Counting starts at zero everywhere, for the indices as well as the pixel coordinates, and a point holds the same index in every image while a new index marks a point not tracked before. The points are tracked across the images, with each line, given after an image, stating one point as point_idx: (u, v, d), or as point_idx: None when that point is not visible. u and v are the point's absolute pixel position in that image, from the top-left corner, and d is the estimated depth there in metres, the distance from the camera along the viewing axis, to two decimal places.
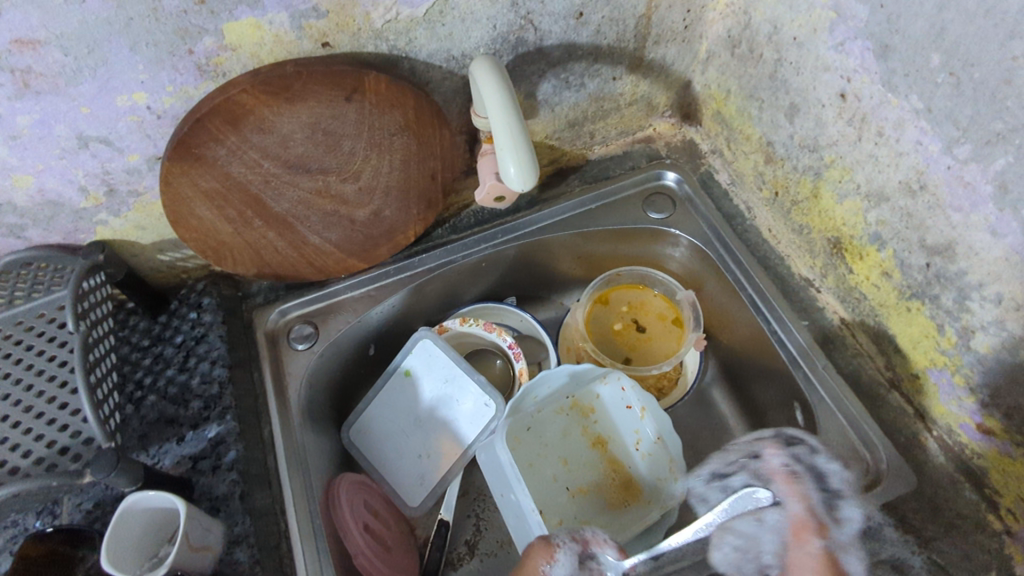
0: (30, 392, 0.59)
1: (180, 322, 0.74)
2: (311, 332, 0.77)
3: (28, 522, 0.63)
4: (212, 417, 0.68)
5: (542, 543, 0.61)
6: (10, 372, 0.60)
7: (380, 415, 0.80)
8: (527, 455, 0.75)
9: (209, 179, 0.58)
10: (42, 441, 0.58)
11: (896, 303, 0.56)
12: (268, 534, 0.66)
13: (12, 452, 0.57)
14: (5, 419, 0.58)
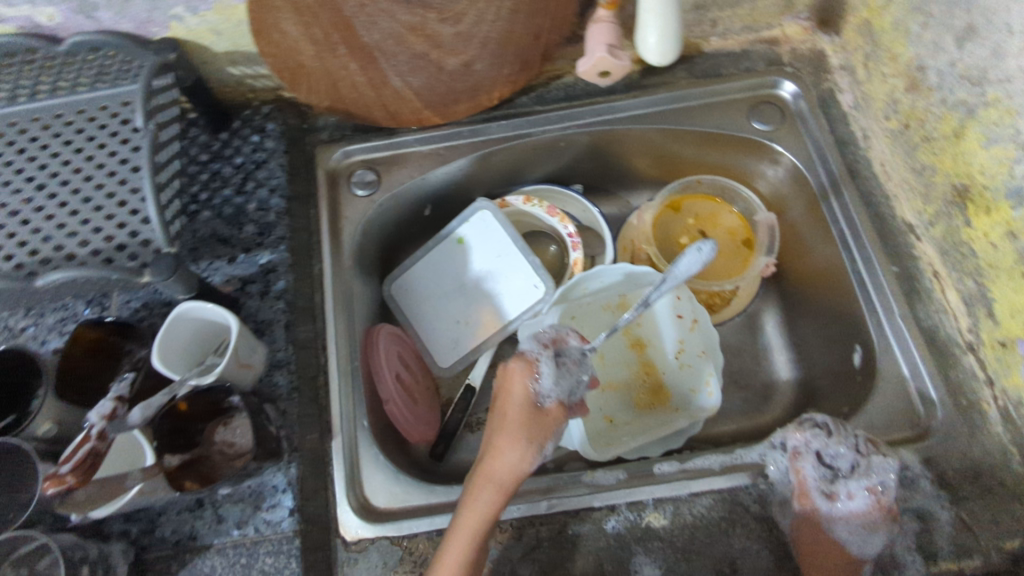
0: (90, 183, 0.56)
1: (241, 143, 0.71)
2: (373, 180, 0.75)
3: (76, 309, 0.61)
4: (266, 244, 0.66)
5: (520, 360, 0.56)
6: (73, 160, 0.57)
7: (425, 277, 0.79)
8: None
9: None
10: (99, 235, 0.54)
11: (1010, 266, 0.52)
12: (307, 366, 0.65)
13: (69, 241, 0.54)
14: (64, 206, 0.55)
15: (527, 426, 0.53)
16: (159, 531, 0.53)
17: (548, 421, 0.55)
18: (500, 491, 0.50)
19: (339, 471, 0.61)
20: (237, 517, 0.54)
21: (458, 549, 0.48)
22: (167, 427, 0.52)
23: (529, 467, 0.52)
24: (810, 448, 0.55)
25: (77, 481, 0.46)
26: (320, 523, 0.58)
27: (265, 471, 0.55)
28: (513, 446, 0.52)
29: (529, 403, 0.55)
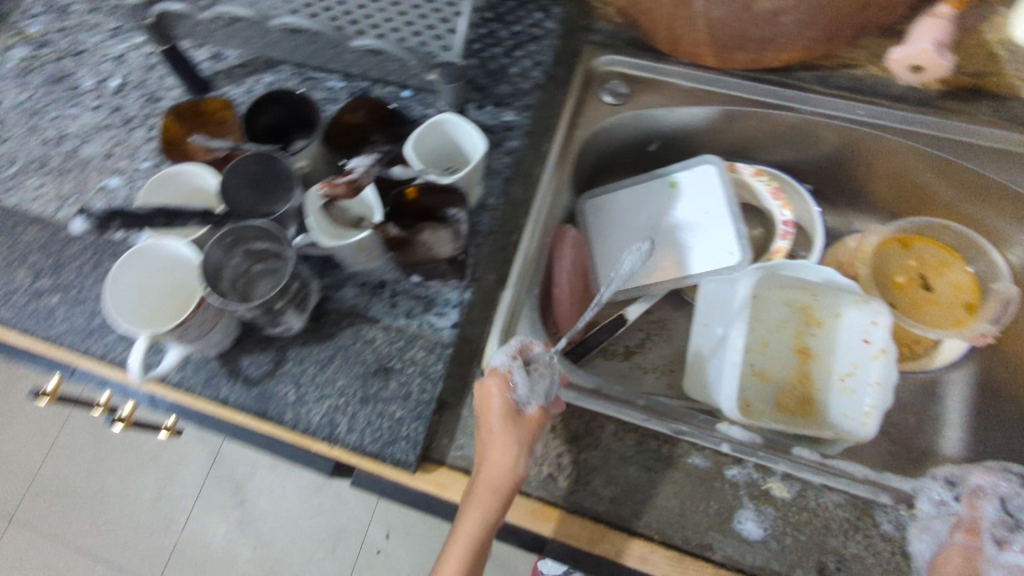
0: None
1: (524, 15, 0.76)
2: (623, 93, 0.77)
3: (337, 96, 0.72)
4: (514, 106, 0.72)
5: (494, 376, 0.54)
6: None
7: (626, 205, 0.82)
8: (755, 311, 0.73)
9: None
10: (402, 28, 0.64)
11: None
12: (508, 222, 0.71)
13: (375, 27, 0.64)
14: None
15: (508, 440, 0.52)
16: (345, 288, 0.65)
17: (530, 424, 0.53)
18: (489, 510, 0.51)
19: (499, 316, 0.67)
20: (409, 307, 0.64)
21: (460, 551, 0.52)
22: (392, 200, 0.62)
23: (519, 478, 0.52)
24: (994, 493, 0.57)
25: (343, 195, 0.58)
26: (473, 343, 0.65)
27: (445, 283, 0.65)
28: (495, 465, 0.51)
29: (510, 410, 0.53)
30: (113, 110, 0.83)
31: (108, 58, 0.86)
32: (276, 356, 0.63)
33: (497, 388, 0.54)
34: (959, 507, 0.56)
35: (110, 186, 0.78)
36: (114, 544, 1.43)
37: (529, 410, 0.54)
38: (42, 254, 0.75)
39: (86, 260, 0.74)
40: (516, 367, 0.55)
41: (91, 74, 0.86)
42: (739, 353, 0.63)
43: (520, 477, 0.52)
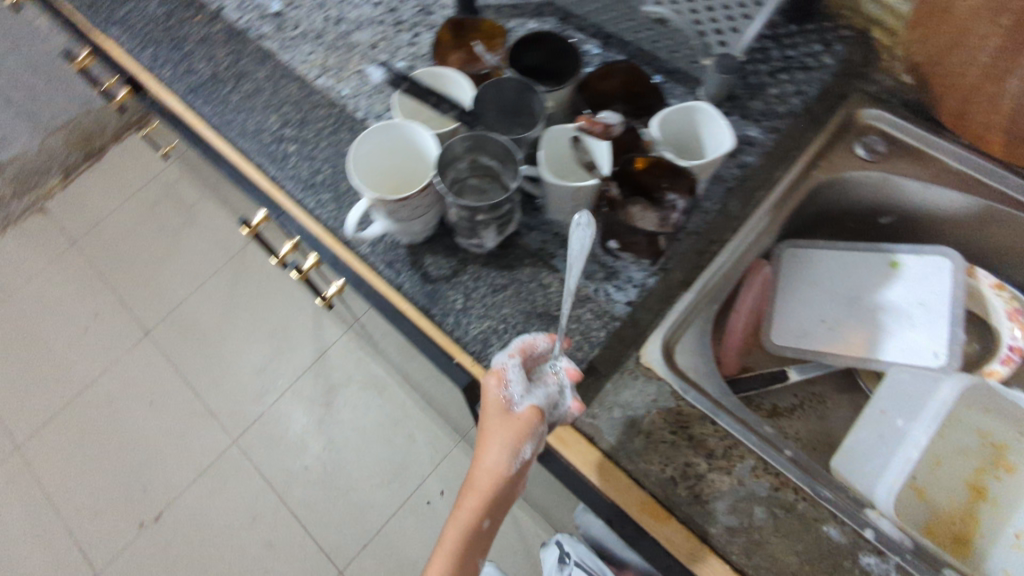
0: None
1: (803, 43, 0.71)
2: (879, 151, 0.71)
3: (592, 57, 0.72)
4: (762, 123, 0.69)
5: (489, 373, 0.54)
6: None
7: (831, 267, 0.77)
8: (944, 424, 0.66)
9: None
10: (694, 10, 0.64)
11: None
12: (715, 230, 0.68)
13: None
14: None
15: (498, 430, 0.52)
16: (538, 231, 0.67)
17: (519, 424, 0.52)
18: (478, 490, 0.52)
19: (672, 315, 0.66)
20: (590, 271, 0.64)
21: (454, 531, 0.52)
22: (621, 165, 0.61)
23: (509, 470, 0.51)
24: None
25: (598, 136, 0.60)
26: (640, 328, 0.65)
27: (633, 263, 0.64)
28: (485, 451, 0.52)
29: (501, 410, 0.53)
30: (389, 10, 0.90)
31: None
32: (456, 264, 0.66)
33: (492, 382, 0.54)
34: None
35: (366, 73, 0.85)
36: (212, 391, 1.53)
37: (520, 411, 0.53)
38: (293, 109, 0.84)
39: (326, 126, 0.82)
40: (515, 364, 0.54)
41: None
42: (916, 452, 0.60)
43: (508, 475, 0.52)
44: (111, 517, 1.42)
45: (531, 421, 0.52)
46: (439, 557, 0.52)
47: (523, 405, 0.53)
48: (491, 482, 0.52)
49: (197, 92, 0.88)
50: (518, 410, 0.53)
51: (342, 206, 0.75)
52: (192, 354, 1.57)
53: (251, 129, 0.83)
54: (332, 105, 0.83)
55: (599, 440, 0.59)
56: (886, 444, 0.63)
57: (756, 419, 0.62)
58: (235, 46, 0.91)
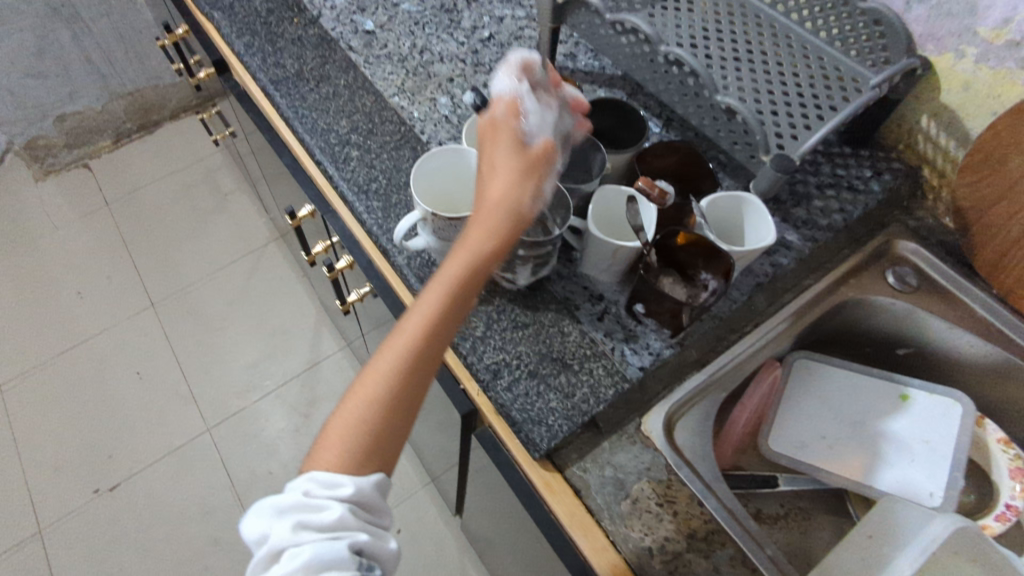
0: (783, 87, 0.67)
1: (855, 166, 0.76)
2: (909, 285, 0.73)
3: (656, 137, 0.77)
4: (802, 230, 0.71)
5: (501, 100, 0.56)
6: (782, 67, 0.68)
7: (842, 385, 0.76)
8: None
9: None
10: (762, 108, 0.66)
11: None
12: (736, 320, 0.69)
13: (742, 94, 0.67)
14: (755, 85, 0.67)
15: (510, 164, 0.52)
16: (568, 281, 0.69)
17: (538, 155, 0.52)
18: (480, 238, 0.50)
19: (681, 392, 0.65)
20: (611, 329, 0.65)
21: (439, 290, 0.49)
22: (664, 236, 0.63)
23: (525, 200, 0.51)
24: None
25: (654, 201, 0.62)
26: (647, 395, 0.65)
27: (654, 330, 0.65)
28: (493, 183, 0.52)
29: (503, 162, 0.52)
30: (472, 51, 0.95)
31: (489, 14, 1.00)
32: (486, 294, 0.68)
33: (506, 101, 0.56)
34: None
35: (439, 102, 0.90)
36: (201, 373, 1.52)
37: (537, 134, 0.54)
38: (364, 120, 0.88)
39: (391, 141, 0.86)
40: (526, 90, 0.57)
41: (470, 17, 1.00)
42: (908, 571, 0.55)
43: (523, 215, 0.51)
44: (66, 475, 1.39)
45: (547, 154, 0.53)
46: (414, 328, 0.48)
47: (537, 130, 0.55)
48: (487, 235, 0.50)
49: (279, 84, 0.93)
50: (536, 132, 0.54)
51: (389, 216, 0.78)
52: (194, 331, 1.58)
53: (320, 129, 0.87)
54: (402, 123, 0.88)
55: (586, 495, 0.59)
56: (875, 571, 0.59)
57: (745, 513, 0.61)
58: (323, 52, 0.97)
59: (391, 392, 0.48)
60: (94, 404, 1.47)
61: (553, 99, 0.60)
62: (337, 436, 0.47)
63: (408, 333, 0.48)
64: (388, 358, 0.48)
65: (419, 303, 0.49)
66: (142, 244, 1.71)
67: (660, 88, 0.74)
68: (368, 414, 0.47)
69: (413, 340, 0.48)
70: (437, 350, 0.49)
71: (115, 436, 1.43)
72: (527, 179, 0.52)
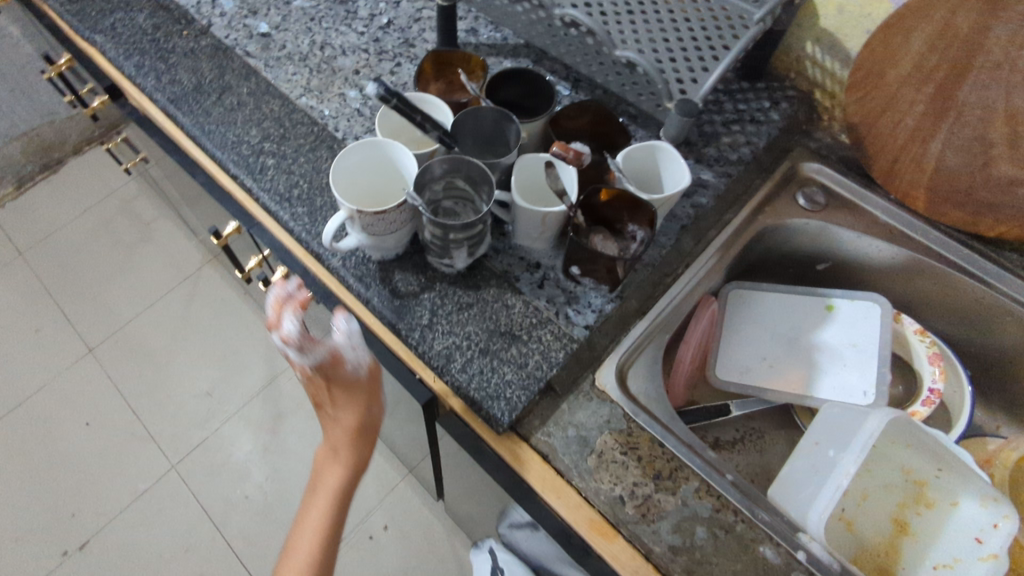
0: (674, 34, 0.69)
1: (753, 98, 0.80)
2: (819, 203, 0.78)
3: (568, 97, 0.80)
4: (714, 169, 0.75)
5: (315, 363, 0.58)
6: (672, 15, 0.70)
7: (774, 309, 0.80)
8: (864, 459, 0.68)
9: (934, 28, 0.65)
10: (660, 58, 0.69)
11: None
12: (668, 264, 0.72)
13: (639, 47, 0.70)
14: (649, 35, 0.70)
15: (350, 400, 0.62)
16: (503, 254, 0.69)
17: (367, 388, 0.63)
18: (340, 465, 0.63)
19: (628, 341, 0.67)
20: (551, 294, 0.67)
21: (320, 508, 0.62)
22: (587, 197, 0.65)
23: (374, 427, 0.64)
24: None
25: (571, 162, 0.63)
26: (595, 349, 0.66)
27: (593, 288, 0.67)
28: (343, 415, 0.63)
29: (340, 407, 0.62)
30: (373, 40, 0.95)
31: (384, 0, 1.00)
32: (426, 281, 0.68)
33: (322, 356, 0.58)
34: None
35: (348, 96, 0.89)
36: (156, 411, 1.48)
37: (342, 356, 0.60)
38: (274, 126, 0.86)
39: (305, 142, 0.84)
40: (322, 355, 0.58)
41: (366, 7, 0.99)
42: (847, 479, 0.60)
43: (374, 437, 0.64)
44: (31, 541, 1.33)
45: (375, 380, 0.63)
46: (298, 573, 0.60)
47: (354, 355, 0.61)
48: (349, 465, 0.63)
49: (179, 102, 0.89)
50: (362, 359, 0.61)
51: (316, 220, 0.77)
52: (140, 370, 1.53)
53: (231, 142, 0.85)
54: (313, 123, 0.86)
55: (552, 458, 0.59)
56: (813, 471, 0.64)
57: (703, 445, 0.62)
58: (220, 61, 0.93)
59: None
60: (46, 464, 1.41)
61: (310, 345, 0.57)
62: None
63: (306, 555, 0.60)
64: None
65: (307, 529, 0.62)
66: (66, 290, 1.63)
67: (562, 51, 0.76)
68: None
69: (313, 553, 0.60)
70: (335, 545, 0.63)
71: (76, 492, 1.38)
72: (366, 416, 0.63)
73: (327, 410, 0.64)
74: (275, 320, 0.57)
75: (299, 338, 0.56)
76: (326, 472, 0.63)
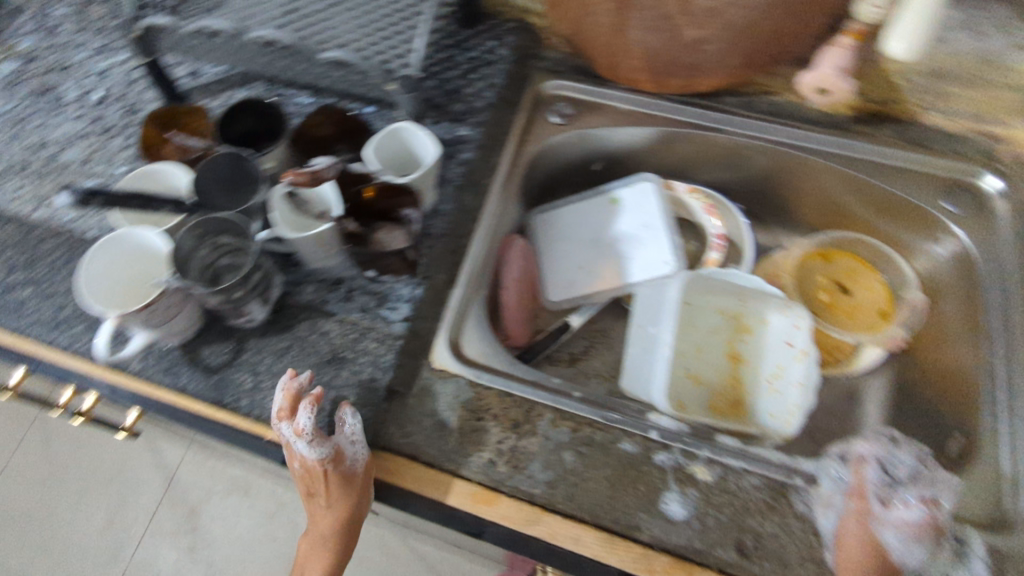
0: (370, 20, 0.70)
1: (479, 43, 0.83)
2: (569, 114, 0.83)
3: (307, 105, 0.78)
4: (467, 122, 0.77)
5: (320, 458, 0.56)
6: (362, 3, 0.72)
7: (575, 221, 0.87)
8: (683, 317, 0.78)
9: None
10: (367, 46, 0.68)
11: None
12: (460, 226, 0.74)
13: (345, 42, 0.68)
14: (346, 28, 0.69)
15: (344, 490, 0.57)
16: (303, 284, 0.68)
17: (357, 483, 0.58)
18: (328, 551, 0.61)
19: (448, 314, 0.69)
20: (362, 303, 0.67)
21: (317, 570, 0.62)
22: (352, 200, 0.66)
23: (361, 510, 0.59)
24: (873, 457, 0.56)
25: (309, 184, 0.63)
26: (421, 336, 0.66)
27: (398, 280, 0.68)
28: (327, 511, 0.59)
29: (327, 501, 0.58)
30: (92, 119, 0.86)
31: (90, 74, 0.90)
32: (235, 345, 0.65)
33: (329, 451, 0.56)
34: (847, 475, 0.55)
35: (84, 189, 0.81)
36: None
37: (347, 453, 0.57)
38: (14, 251, 0.77)
39: (57, 256, 0.76)
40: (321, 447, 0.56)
41: (75, 86, 0.89)
42: (667, 348, 0.71)
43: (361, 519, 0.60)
44: None
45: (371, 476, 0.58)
46: None
47: (358, 452, 0.57)
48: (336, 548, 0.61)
49: None
50: (359, 455, 0.57)
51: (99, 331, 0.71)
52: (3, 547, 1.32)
53: None
54: (58, 232, 0.78)
55: (421, 453, 0.59)
56: (645, 351, 0.74)
57: (543, 376, 0.66)
58: None
59: None
60: None
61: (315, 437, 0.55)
62: None
63: None
64: None
65: None
66: None
67: (272, 66, 0.72)
68: None
69: None
70: None
71: None
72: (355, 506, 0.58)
73: (315, 509, 0.60)
74: (286, 411, 0.56)
75: (305, 429, 0.55)
76: (325, 544, 0.61)
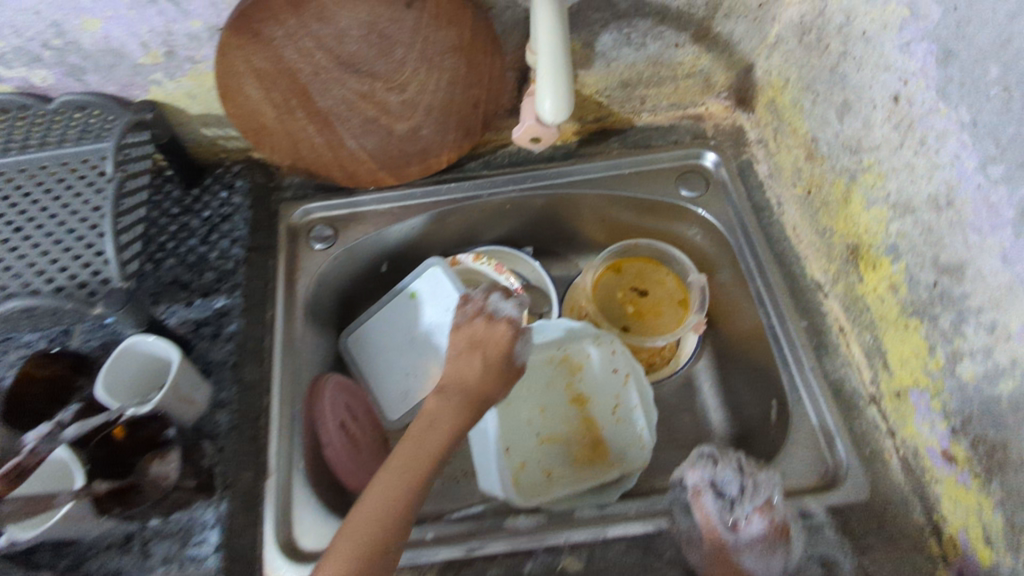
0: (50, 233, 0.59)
1: (210, 198, 0.76)
2: (330, 236, 0.78)
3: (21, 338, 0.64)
4: (223, 289, 0.69)
5: (508, 324, 0.63)
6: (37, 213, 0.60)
7: (380, 331, 0.82)
8: (508, 394, 0.76)
9: (262, 58, 0.60)
10: (54, 272, 0.56)
11: (896, 318, 0.57)
12: (250, 406, 0.66)
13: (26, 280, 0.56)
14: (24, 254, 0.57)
15: (495, 364, 0.60)
16: (86, 567, 0.53)
17: (513, 373, 0.62)
18: (450, 418, 0.57)
19: (269, 508, 0.61)
20: (163, 552, 0.54)
21: (430, 452, 0.54)
22: (92, 455, 0.55)
23: (498, 394, 0.60)
24: (705, 484, 0.58)
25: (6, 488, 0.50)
26: (243, 558, 0.58)
27: (196, 506, 0.56)
28: (472, 368, 0.60)
29: (478, 364, 0.60)
30: None
31: None
32: None
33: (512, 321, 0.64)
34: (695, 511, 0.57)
35: None
36: None
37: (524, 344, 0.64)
38: None
39: None
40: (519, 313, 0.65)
41: None
42: None
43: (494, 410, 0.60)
44: None
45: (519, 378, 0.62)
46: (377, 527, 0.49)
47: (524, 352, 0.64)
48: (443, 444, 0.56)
49: None
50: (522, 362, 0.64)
51: None
52: None
53: None
54: None
55: None
56: (482, 450, 0.72)
57: None
58: None
59: (381, 535, 0.49)
60: None
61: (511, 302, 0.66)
62: (342, 538, 0.49)
63: (419, 474, 0.53)
64: (359, 524, 0.49)
65: (378, 477, 0.53)
66: None
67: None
68: (378, 531, 0.49)
69: (382, 537, 0.49)
70: (379, 541, 0.49)
71: None
72: (500, 381, 0.61)
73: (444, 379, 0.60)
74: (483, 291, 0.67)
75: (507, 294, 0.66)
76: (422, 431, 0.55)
